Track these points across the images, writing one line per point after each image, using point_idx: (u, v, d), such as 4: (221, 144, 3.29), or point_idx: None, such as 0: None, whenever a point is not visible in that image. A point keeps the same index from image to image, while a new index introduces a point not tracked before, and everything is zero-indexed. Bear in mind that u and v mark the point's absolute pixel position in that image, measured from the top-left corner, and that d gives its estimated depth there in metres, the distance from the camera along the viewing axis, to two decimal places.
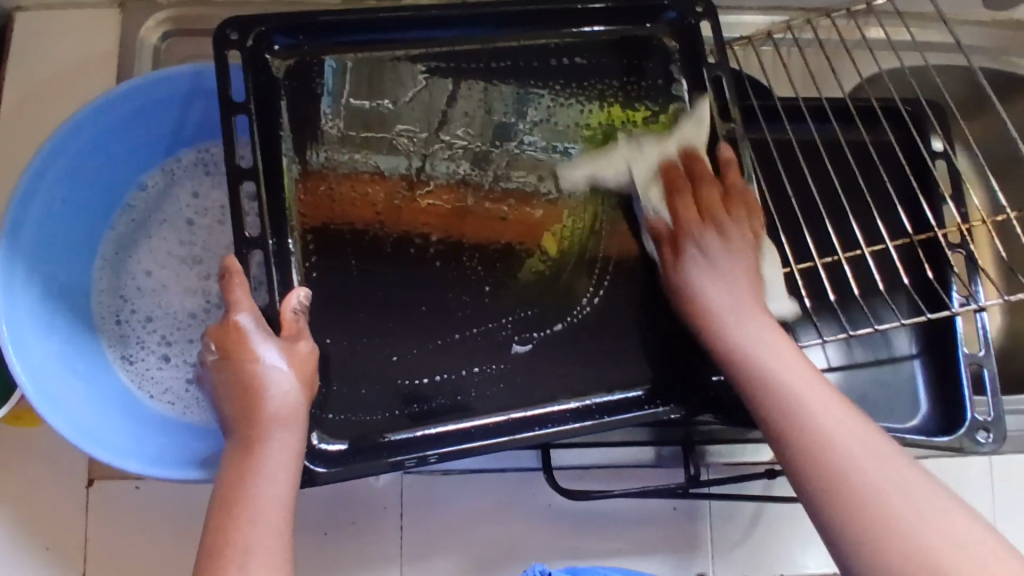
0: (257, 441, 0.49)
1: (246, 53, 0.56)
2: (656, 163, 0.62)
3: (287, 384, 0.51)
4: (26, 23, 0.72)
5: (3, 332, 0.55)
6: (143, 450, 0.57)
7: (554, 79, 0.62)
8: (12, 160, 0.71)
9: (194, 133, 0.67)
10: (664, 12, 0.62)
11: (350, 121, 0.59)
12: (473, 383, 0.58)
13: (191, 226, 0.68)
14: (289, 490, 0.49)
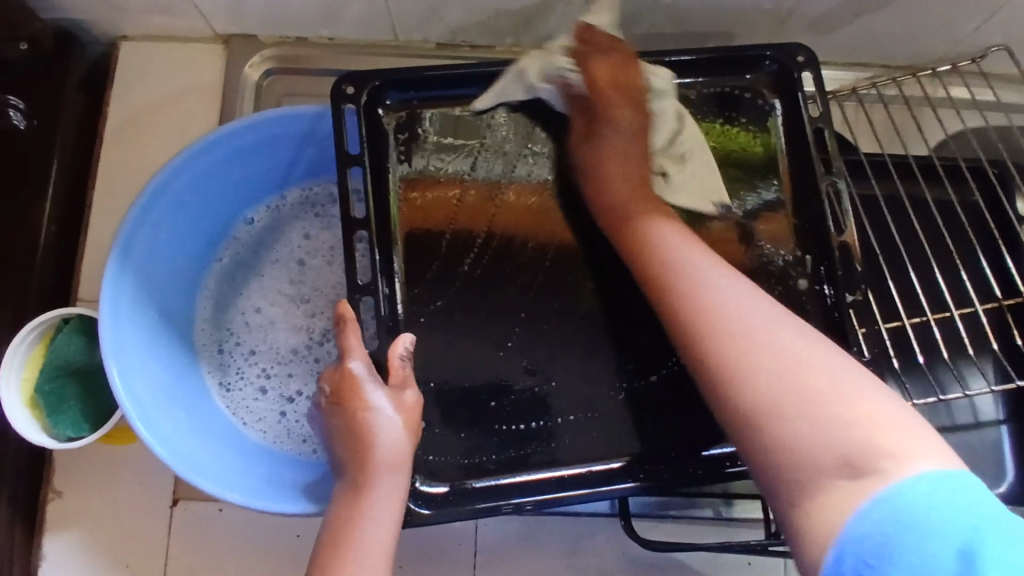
0: (363, 483, 0.51)
1: (360, 106, 0.59)
2: (755, 178, 0.62)
3: (395, 432, 0.52)
4: (134, 53, 0.75)
5: (110, 353, 0.56)
6: (243, 480, 0.58)
7: (654, 97, 0.63)
8: (115, 185, 0.73)
9: (305, 175, 0.70)
10: (764, 63, 0.62)
11: (460, 127, 0.62)
12: (565, 428, 0.59)
13: (299, 265, 0.71)
14: (392, 533, 0.50)
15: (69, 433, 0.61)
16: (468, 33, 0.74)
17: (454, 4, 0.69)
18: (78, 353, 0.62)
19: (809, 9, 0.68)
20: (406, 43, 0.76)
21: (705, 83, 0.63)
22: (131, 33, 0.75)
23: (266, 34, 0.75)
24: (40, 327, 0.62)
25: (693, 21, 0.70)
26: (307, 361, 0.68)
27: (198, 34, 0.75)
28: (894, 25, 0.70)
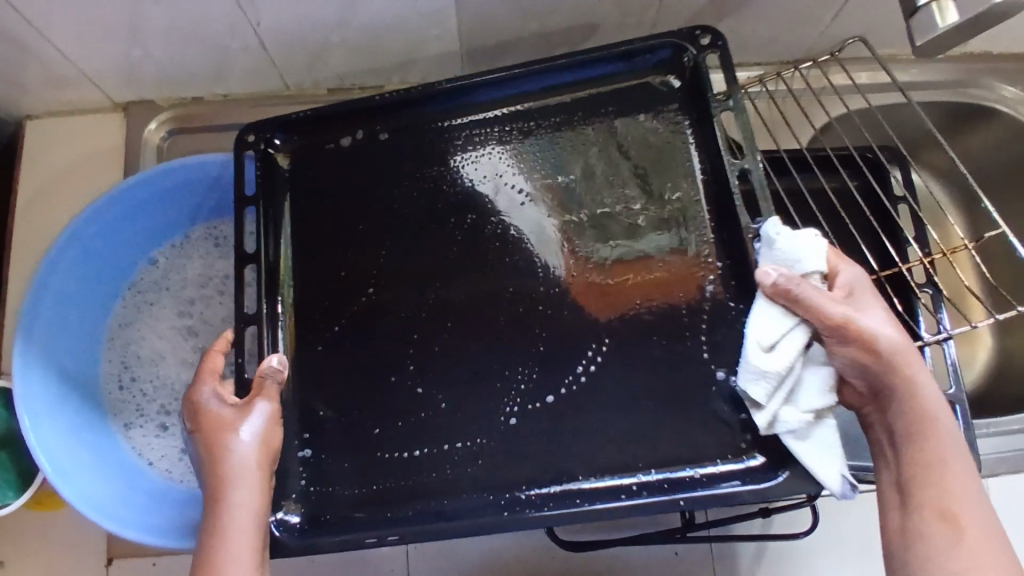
0: (213, 496, 0.52)
1: (257, 153, 0.64)
2: (665, 182, 0.62)
3: (247, 445, 0.54)
4: (38, 132, 0.79)
5: (22, 409, 0.59)
6: (140, 520, 0.60)
7: (566, 110, 0.64)
8: (27, 260, 0.75)
9: (202, 215, 0.72)
10: (660, 53, 0.62)
11: (364, 164, 0.65)
12: (452, 460, 0.58)
13: (194, 300, 0.72)
14: (250, 542, 0.51)
15: None
16: (357, 76, 0.77)
17: (333, 50, 0.72)
18: None
19: (668, 20, 0.72)
20: (300, 93, 0.79)
21: (622, 85, 0.64)
22: (34, 112, 0.78)
23: (162, 97, 0.78)
24: None
25: (562, 42, 0.74)
26: None
27: (100, 105, 0.78)
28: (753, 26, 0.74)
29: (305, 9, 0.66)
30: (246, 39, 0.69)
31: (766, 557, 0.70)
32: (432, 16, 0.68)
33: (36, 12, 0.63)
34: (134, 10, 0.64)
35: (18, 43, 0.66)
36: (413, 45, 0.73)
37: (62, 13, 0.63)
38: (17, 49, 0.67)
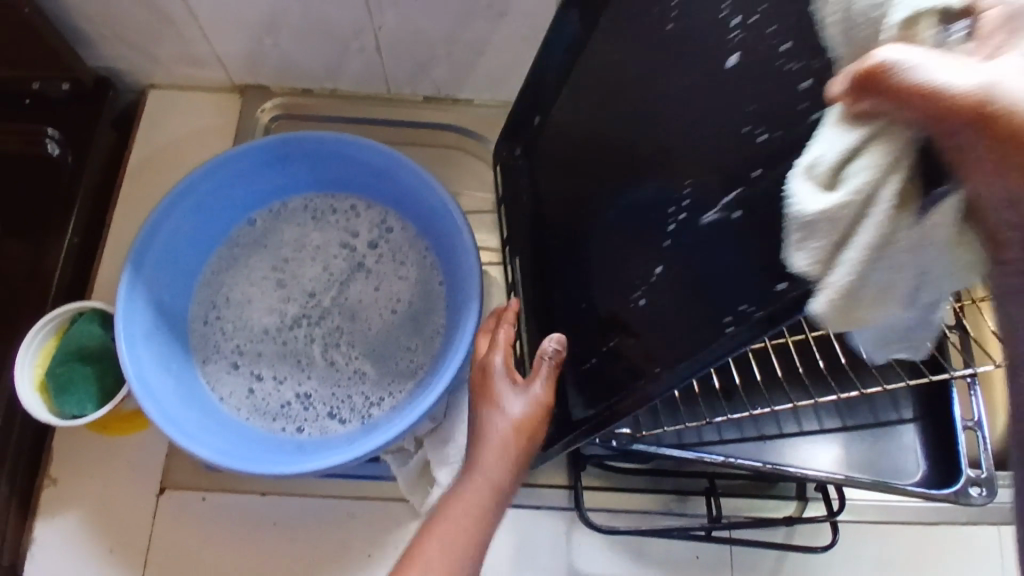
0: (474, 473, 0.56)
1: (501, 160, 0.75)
2: None
3: (506, 417, 0.57)
4: (160, 100, 0.88)
5: (119, 329, 0.65)
6: (215, 445, 0.65)
7: None
8: (134, 209, 0.83)
9: (301, 188, 0.78)
10: None
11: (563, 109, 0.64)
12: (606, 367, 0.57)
13: (286, 258, 0.78)
14: (470, 509, 0.54)
15: (75, 410, 0.67)
16: (451, 88, 0.86)
17: (438, 61, 0.82)
18: (87, 339, 0.69)
19: None
20: (398, 96, 0.88)
21: None
22: (158, 82, 0.88)
23: (277, 85, 0.87)
24: (56, 319, 0.70)
25: None
26: (277, 343, 0.75)
27: (218, 85, 0.88)
28: None
29: (424, 19, 0.75)
30: (365, 40, 0.78)
31: (786, 569, 0.73)
32: (532, 41, 0.77)
33: None
34: (278, 3, 0.73)
35: (167, 17, 0.76)
36: (509, 67, 0.82)
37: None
38: (164, 22, 0.77)
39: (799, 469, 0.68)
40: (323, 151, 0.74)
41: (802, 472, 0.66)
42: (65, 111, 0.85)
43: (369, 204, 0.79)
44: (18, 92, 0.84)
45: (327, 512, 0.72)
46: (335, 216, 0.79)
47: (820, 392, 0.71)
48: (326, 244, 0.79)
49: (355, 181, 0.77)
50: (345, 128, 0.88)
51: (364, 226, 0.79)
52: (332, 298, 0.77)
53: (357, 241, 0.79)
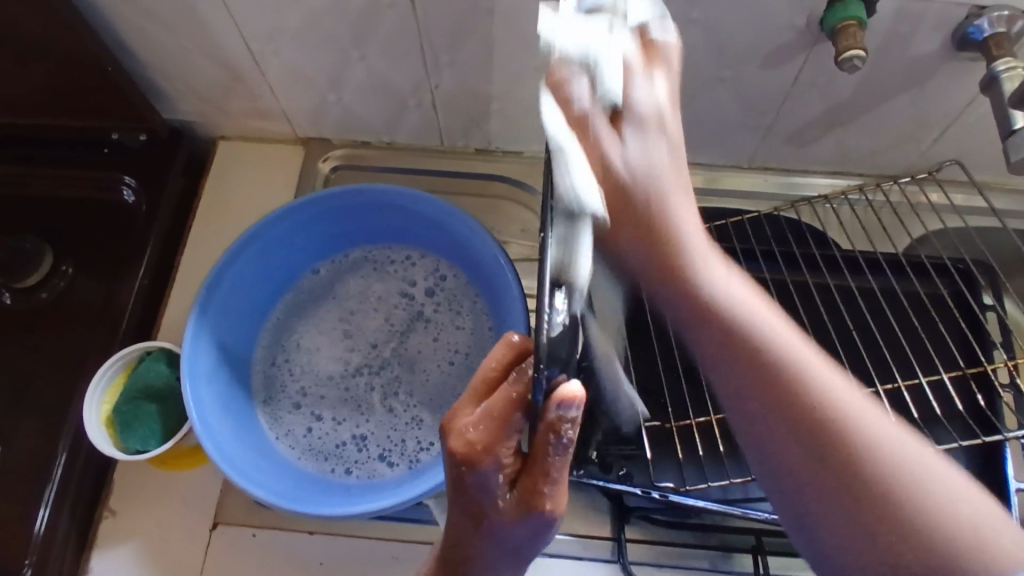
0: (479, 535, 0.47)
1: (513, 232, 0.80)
2: None
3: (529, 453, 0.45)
4: (228, 152, 0.93)
5: (186, 366, 0.68)
6: (269, 484, 0.67)
7: None
8: (201, 253, 0.89)
9: (363, 238, 0.82)
10: None
11: None
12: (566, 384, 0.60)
13: (352, 308, 0.82)
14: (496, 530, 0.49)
15: (139, 446, 0.70)
16: (503, 141, 0.90)
17: (491, 116, 0.85)
18: (154, 377, 0.72)
19: (789, 121, 0.82)
20: (451, 148, 0.92)
21: None
22: (227, 134, 0.94)
23: (338, 138, 0.92)
24: (125, 357, 0.74)
25: (685, 134, 0.85)
26: (340, 389, 0.77)
27: (281, 137, 0.93)
28: (855, 140, 0.84)
29: (479, 78, 0.78)
30: (422, 98, 0.82)
31: None
32: None
33: (263, 53, 0.77)
34: (342, 63, 0.78)
35: (237, 74, 0.81)
36: None
37: (286, 58, 0.78)
38: (236, 80, 0.83)
39: None
40: (383, 203, 0.77)
41: None
42: (139, 159, 0.90)
43: (427, 254, 0.82)
44: (98, 143, 0.91)
45: (373, 554, 0.73)
46: (394, 265, 0.83)
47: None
48: (389, 294, 0.82)
49: (414, 233, 0.81)
50: (401, 178, 0.92)
51: (423, 276, 0.82)
52: (393, 346, 0.79)
53: (417, 291, 0.81)
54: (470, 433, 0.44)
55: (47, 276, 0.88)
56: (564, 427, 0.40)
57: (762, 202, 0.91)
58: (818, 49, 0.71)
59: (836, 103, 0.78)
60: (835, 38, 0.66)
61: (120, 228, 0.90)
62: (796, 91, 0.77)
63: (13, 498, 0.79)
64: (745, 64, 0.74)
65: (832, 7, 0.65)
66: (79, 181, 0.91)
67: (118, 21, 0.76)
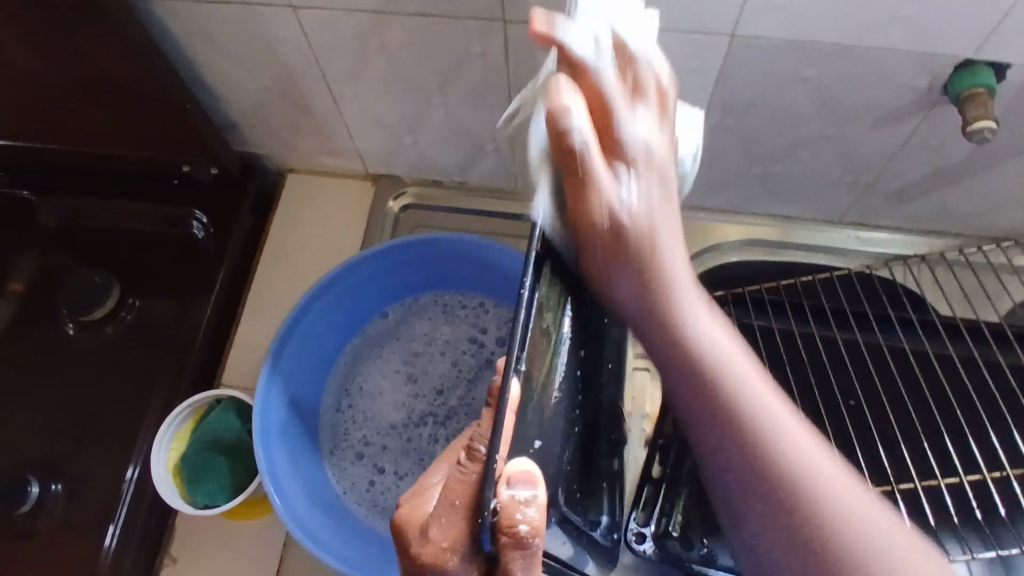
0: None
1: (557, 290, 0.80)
2: None
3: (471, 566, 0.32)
4: (296, 187, 0.92)
5: (256, 420, 0.66)
6: (337, 550, 0.64)
7: None
8: (268, 290, 0.87)
9: (434, 283, 0.79)
10: None
11: None
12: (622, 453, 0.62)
13: (415, 350, 0.79)
14: None
15: (206, 501, 0.68)
16: None
17: None
18: (221, 428, 0.70)
19: (892, 180, 0.77)
20: (525, 189, 0.88)
21: None
22: (296, 168, 0.92)
23: (409, 175, 0.89)
24: (191, 406, 0.72)
25: (777, 187, 0.81)
26: (403, 439, 0.74)
27: (351, 174, 0.91)
28: (962, 201, 0.79)
29: None
30: (501, 143, 0.79)
31: None
32: None
33: (342, 95, 0.75)
34: (424, 107, 0.75)
35: (313, 113, 0.79)
36: None
37: (366, 100, 0.75)
38: (312, 120, 0.81)
39: None
40: (460, 252, 0.74)
41: None
42: (209, 193, 0.90)
43: (500, 304, 0.79)
44: (169, 175, 0.90)
45: None
46: (466, 312, 0.80)
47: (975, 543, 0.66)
48: (457, 339, 0.79)
49: (489, 280, 0.77)
50: (471, 221, 0.89)
51: (494, 324, 0.79)
52: (458, 396, 0.76)
53: (486, 339, 0.78)
54: (438, 532, 0.31)
55: (113, 309, 0.88)
56: (520, 526, 0.30)
57: (854, 258, 0.85)
58: (939, 111, 0.66)
59: (947, 165, 0.73)
60: (961, 105, 0.61)
61: (189, 262, 0.90)
62: (903, 150, 0.72)
63: (76, 538, 0.78)
64: (854, 121, 0.69)
65: (958, 73, 0.61)
66: (149, 213, 0.91)
67: (199, 61, 0.74)
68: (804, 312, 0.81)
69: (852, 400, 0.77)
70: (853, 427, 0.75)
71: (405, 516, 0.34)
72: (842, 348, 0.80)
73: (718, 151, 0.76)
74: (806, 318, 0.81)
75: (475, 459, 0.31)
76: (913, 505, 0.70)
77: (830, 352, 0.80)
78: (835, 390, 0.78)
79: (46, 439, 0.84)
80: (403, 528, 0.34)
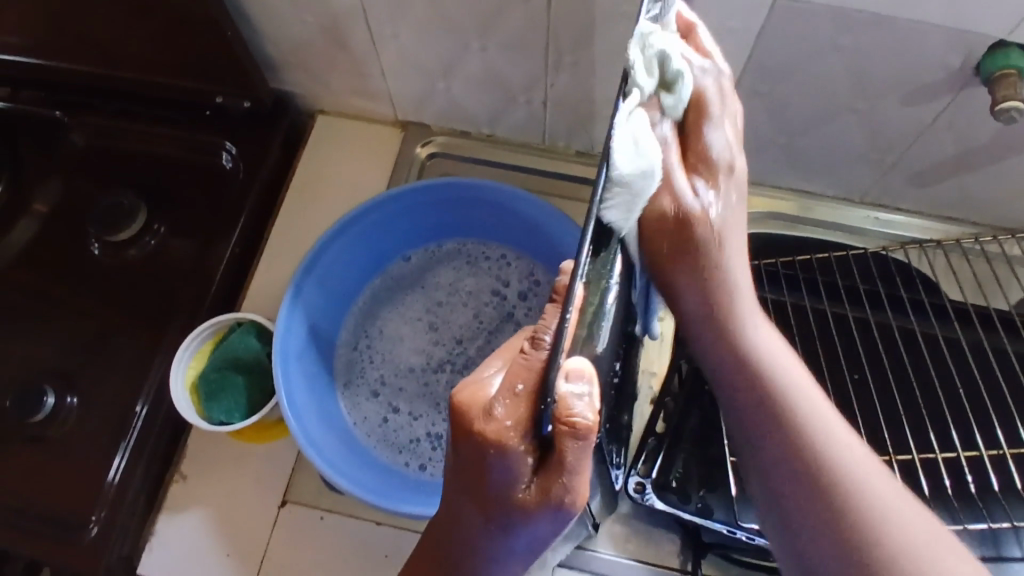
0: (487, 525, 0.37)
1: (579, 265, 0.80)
2: None
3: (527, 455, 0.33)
4: (326, 127, 0.93)
5: (278, 343, 0.68)
6: (348, 474, 0.66)
7: None
8: (293, 225, 0.88)
9: (457, 231, 0.81)
10: None
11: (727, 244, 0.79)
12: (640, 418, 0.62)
13: (437, 297, 0.81)
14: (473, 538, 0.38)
15: (223, 418, 0.70)
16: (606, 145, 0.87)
17: (600, 121, 0.82)
18: (240, 349, 0.72)
19: (916, 161, 0.78)
20: (551, 147, 0.89)
21: None
22: (327, 109, 0.93)
23: (438, 124, 0.90)
24: (213, 327, 0.74)
25: (802, 160, 0.82)
26: (420, 382, 0.76)
27: (381, 118, 0.92)
28: (983, 189, 0.80)
29: (596, 83, 0.76)
30: (534, 95, 0.80)
31: None
32: None
33: (381, 34, 0.76)
34: (461, 52, 0.76)
35: (350, 52, 0.80)
36: None
37: (404, 42, 0.76)
38: (348, 59, 0.82)
39: None
40: (486, 200, 0.76)
41: None
42: (240, 126, 0.91)
43: (521, 256, 0.80)
44: (201, 105, 0.91)
45: None
46: (487, 263, 0.81)
47: (967, 517, 0.68)
48: (478, 290, 0.80)
49: (512, 232, 0.79)
50: (497, 173, 0.90)
51: (516, 277, 0.80)
52: (471, 342, 0.78)
53: (507, 293, 0.80)
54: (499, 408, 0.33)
55: (139, 233, 0.89)
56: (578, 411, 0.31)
57: (871, 238, 0.86)
58: (969, 92, 0.67)
59: (973, 149, 0.74)
60: (992, 86, 0.62)
61: (216, 193, 0.91)
62: (931, 131, 0.73)
63: (90, 449, 0.80)
64: (885, 97, 0.70)
65: (992, 54, 0.61)
66: (180, 141, 0.93)
67: None
68: (817, 287, 0.82)
69: (857, 373, 0.78)
70: (858, 400, 0.77)
71: (463, 397, 0.35)
72: (852, 323, 0.81)
73: (747, 120, 0.77)
74: (818, 294, 0.83)
75: (541, 347, 0.32)
76: (910, 477, 0.72)
77: (840, 327, 0.81)
78: (842, 362, 0.78)
79: (65, 354, 0.86)
80: (465, 409, 0.35)
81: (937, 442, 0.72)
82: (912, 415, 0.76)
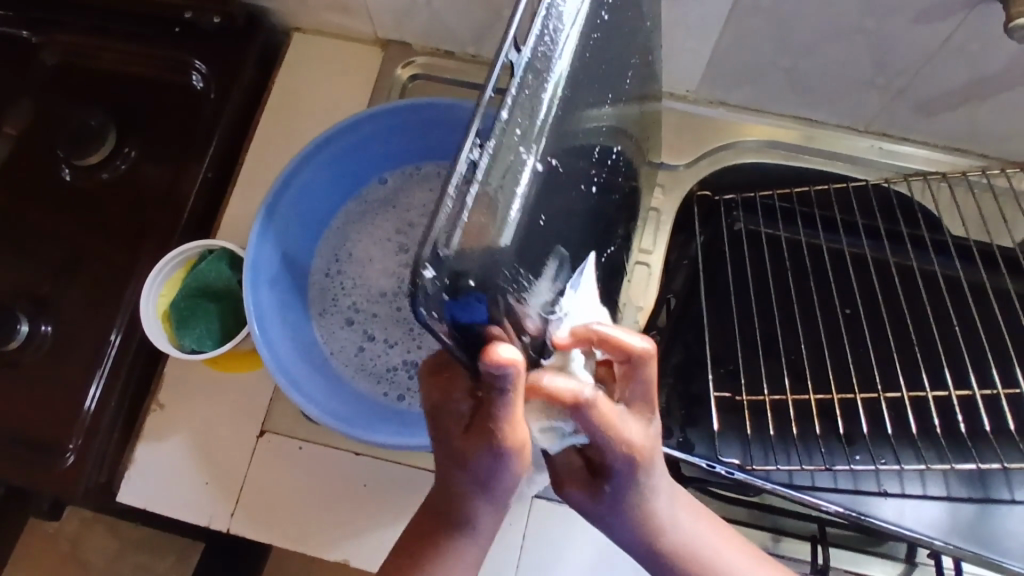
0: (462, 496, 0.46)
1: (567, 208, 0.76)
2: None
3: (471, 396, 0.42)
4: (303, 45, 0.88)
5: (246, 268, 0.65)
6: (321, 402, 0.65)
7: None
8: (268, 150, 0.84)
9: (434, 153, 0.77)
10: None
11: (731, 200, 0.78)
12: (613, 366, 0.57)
13: (410, 221, 0.78)
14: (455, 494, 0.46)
15: (193, 346, 0.69)
16: None
17: None
18: (211, 276, 0.70)
19: (924, 88, 0.73)
20: None
21: None
22: (304, 27, 0.88)
23: (421, 44, 0.85)
24: (184, 253, 0.72)
25: (804, 84, 0.77)
26: (393, 310, 0.74)
27: (360, 36, 0.87)
28: (995, 119, 0.75)
29: None
30: None
31: None
32: (697, 31, 0.72)
33: None
34: None
35: None
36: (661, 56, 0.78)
37: None
38: None
39: (902, 529, 0.64)
40: (462, 121, 0.71)
41: (904, 532, 0.63)
42: (211, 43, 0.86)
43: None
44: (170, 21, 0.86)
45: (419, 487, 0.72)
46: None
47: (954, 457, 0.67)
48: None
49: None
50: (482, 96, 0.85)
51: None
52: None
53: None
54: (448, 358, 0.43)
55: (110, 155, 0.86)
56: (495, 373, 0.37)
57: (874, 170, 0.82)
58: (985, 9, 0.61)
59: (985, 75, 0.69)
60: (1007, 2, 0.57)
61: (188, 114, 0.87)
62: (942, 54, 0.68)
63: (67, 378, 0.79)
64: (894, 13, 0.65)
65: None
66: (149, 59, 0.88)
67: None
68: (815, 221, 0.80)
69: (850, 308, 0.77)
70: (849, 336, 0.75)
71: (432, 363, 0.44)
72: (849, 260, 0.79)
73: (746, 39, 0.72)
74: (815, 228, 0.80)
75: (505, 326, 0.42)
76: (897, 416, 0.71)
77: (835, 263, 0.79)
78: (836, 298, 0.77)
79: (40, 281, 0.84)
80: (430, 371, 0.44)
81: (927, 381, 0.70)
82: (901, 353, 0.74)
